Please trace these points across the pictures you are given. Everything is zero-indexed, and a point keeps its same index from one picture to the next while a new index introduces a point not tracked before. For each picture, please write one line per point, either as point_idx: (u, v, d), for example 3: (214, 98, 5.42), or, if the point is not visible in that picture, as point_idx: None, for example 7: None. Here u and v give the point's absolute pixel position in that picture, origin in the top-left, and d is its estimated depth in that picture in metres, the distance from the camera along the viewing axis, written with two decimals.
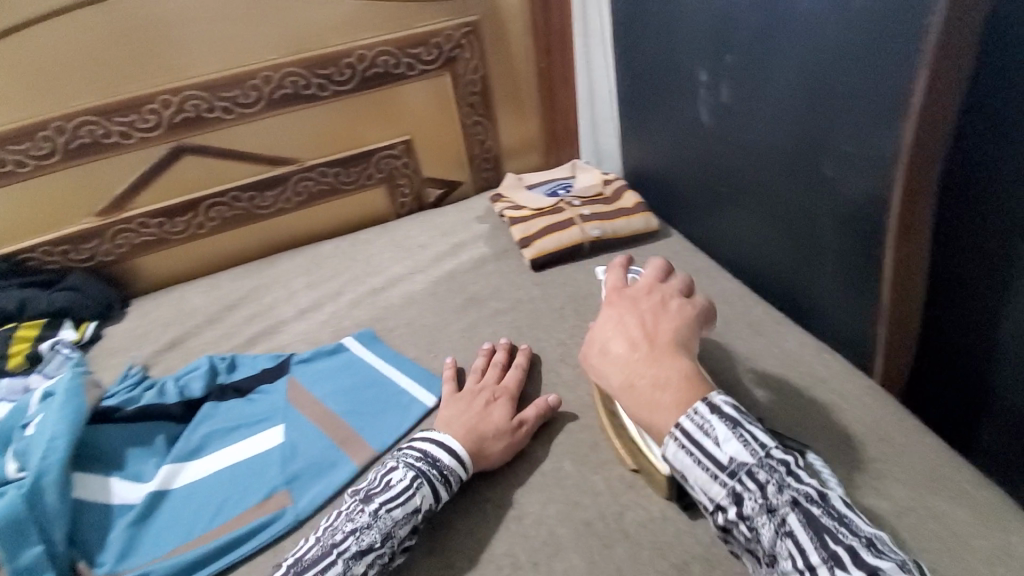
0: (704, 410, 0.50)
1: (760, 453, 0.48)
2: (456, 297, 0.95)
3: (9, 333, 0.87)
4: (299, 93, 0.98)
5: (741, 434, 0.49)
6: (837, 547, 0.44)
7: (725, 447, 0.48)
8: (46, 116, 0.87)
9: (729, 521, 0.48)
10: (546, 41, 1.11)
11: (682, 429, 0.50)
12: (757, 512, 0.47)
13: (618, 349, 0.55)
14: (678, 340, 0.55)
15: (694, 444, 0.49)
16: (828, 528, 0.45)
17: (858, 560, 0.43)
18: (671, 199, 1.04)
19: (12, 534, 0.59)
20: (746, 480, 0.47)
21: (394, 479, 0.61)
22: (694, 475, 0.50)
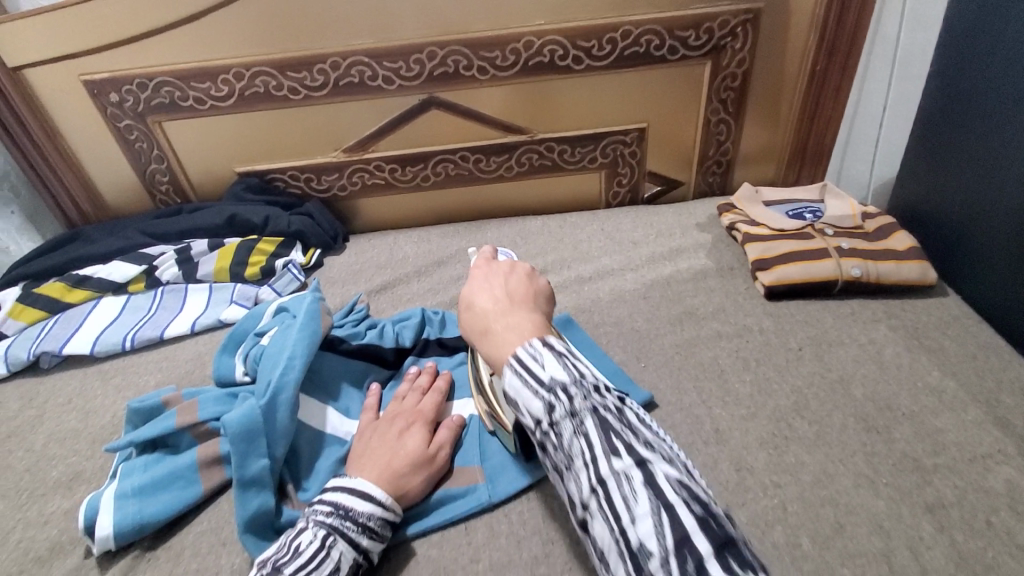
0: (539, 344, 0.49)
1: (577, 373, 0.46)
2: (672, 307, 0.85)
3: (252, 244, 0.94)
4: (554, 63, 0.94)
5: (564, 359, 0.47)
6: (617, 440, 0.42)
7: (549, 369, 0.46)
8: (326, 51, 0.91)
9: (543, 431, 0.46)
10: (830, 42, 0.94)
11: (517, 356, 0.48)
12: (559, 417, 0.45)
13: (489, 299, 0.59)
14: (531, 304, 0.59)
15: (524, 368, 0.47)
16: (615, 429, 0.43)
17: (635, 451, 0.42)
18: (962, 255, 0.84)
19: (244, 442, 0.59)
20: (561, 393, 0.45)
21: (302, 543, 0.52)
22: (523, 399, 0.47)
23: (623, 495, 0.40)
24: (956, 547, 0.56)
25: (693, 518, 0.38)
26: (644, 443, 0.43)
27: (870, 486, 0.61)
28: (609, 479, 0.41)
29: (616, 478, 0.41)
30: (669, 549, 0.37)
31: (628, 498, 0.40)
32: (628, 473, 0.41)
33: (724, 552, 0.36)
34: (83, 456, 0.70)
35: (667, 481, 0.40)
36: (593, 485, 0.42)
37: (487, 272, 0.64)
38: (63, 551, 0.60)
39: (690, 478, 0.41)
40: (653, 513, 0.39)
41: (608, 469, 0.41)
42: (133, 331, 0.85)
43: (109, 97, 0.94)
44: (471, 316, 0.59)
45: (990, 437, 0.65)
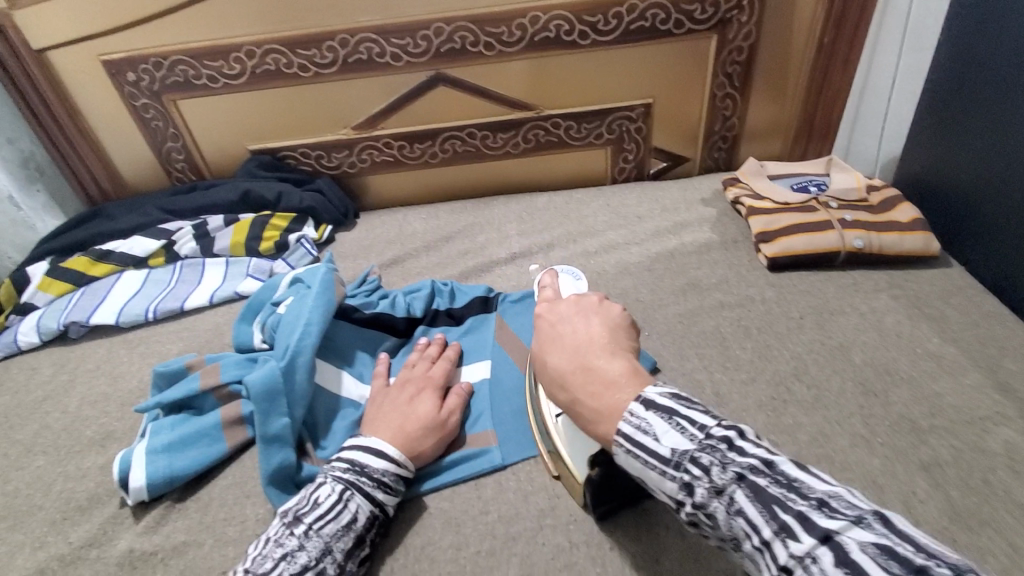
0: (639, 409, 0.45)
1: (702, 437, 0.42)
2: (676, 279, 0.87)
3: (266, 220, 0.97)
4: (560, 39, 0.95)
5: (676, 423, 0.43)
6: (780, 511, 0.36)
7: (665, 440, 0.42)
8: (334, 28, 0.92)
9: (692, 513, 0.41)
10: (839, 14, 0.94)
11: (622, 433, 0.45)
12: (705, 496, 0.40)
13: (562, 356, 0.53)
14: (614, 346, 0.52)
15: (638, 446, 0.44)
16: (775, 497, 0.37)
17: (809, 523, 0.35)
18: (969, 225, 0.85)
19: (266, 401, 0.62)
20: (694, 469, 0.41)
21: (320, 496, 0.56)
22: (654, 480, 0.43)
23: None
24: (951, 502, 0.58)
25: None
26: (815, 506, 0.36)
27: (867, 446, 0.63)
28: (791, 564, 0.34)
29: (799, 562, 0.34)
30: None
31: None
32: (813, 553, 0.34)
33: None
34: (113, 417, 0.74)
35: (863, 553, 0.32)
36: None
37: (566, 307, 0.58)
38: (100, 502, 0.64)
39: (893, 538, 0.33)
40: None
41: (784, 551, 0.35)
42: (155, 302, 0.88)
43: (126, 76, 0.96)
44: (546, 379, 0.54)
45: (988, 400, 0.67)
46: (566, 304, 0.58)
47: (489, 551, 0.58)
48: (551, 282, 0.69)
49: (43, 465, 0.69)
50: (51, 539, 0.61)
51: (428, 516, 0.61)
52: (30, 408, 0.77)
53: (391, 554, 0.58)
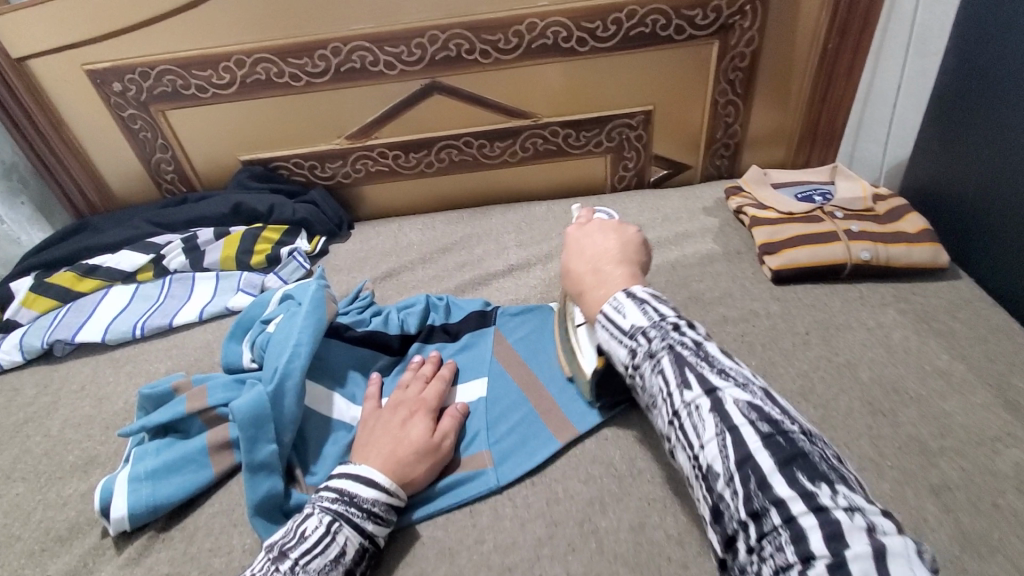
0: (622, 297, 0.54)
1: (657, 317, 0.51)
2: (678, 292, 0.85)
3: (257, 232, 0.94)
4: (558, 46, 0.93)
5: (644, 307, 0.52)
6: (690, 373, 0.47)
7: (629, 318, 0.52)
8: (326, 36, 0.90)
9: (630, 373, 0.52)
10: (843, 19, 0.92)
11: (602, 313, 0.55)
12: (641, 359, 0.50)
13: (576, 261, 0.63)
14: (622, 256, 0.62)
15: (608, 323, 0.54)
16: (690, 363, 0.47)
17: (706, 380, 0.46)
18: (977, 235, 0.83)
19: (253, 428, 0.60)
20: (641, 339, 0.51)
21: (307, 528, 0.54)
22: (610, 346, 0.54)
23: (696, 423, 0.45)
24: (961, 529, 0.56)
25: (759, 438, 0.42)
26: (717, 372, 0.47)
27: (876, 470, 0.61)
28: (683, 410, 0.46)
29: (687, 407, 0.46)
30: (732, 469, 0.42)
31: (698, 423, 0.45)
32: (699, 401, 0.45)
33: (790, 467, 0.40)
34: (96, 441, 0.71)
35: (736, 407, 0.44)
36: (670, 417, 0.47)
37: (591, 226, 0.67)
38: (80, 531, 0.62)
39: (765, 402, 0.45)
40: (719, 434, 0.43)
41: (681, 400, 0.46)
42: (142, 319, 0.86)
43: (112, 86, 0.94)
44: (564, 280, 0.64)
45: (999, 420, 0.64)
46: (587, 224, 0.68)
47: None
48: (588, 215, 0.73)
49: (23, 492, 0.67)
50: (28, 572, 0.59)
51: (419, 547, 0.59)
52: (12, 431, 0.75)
53: None
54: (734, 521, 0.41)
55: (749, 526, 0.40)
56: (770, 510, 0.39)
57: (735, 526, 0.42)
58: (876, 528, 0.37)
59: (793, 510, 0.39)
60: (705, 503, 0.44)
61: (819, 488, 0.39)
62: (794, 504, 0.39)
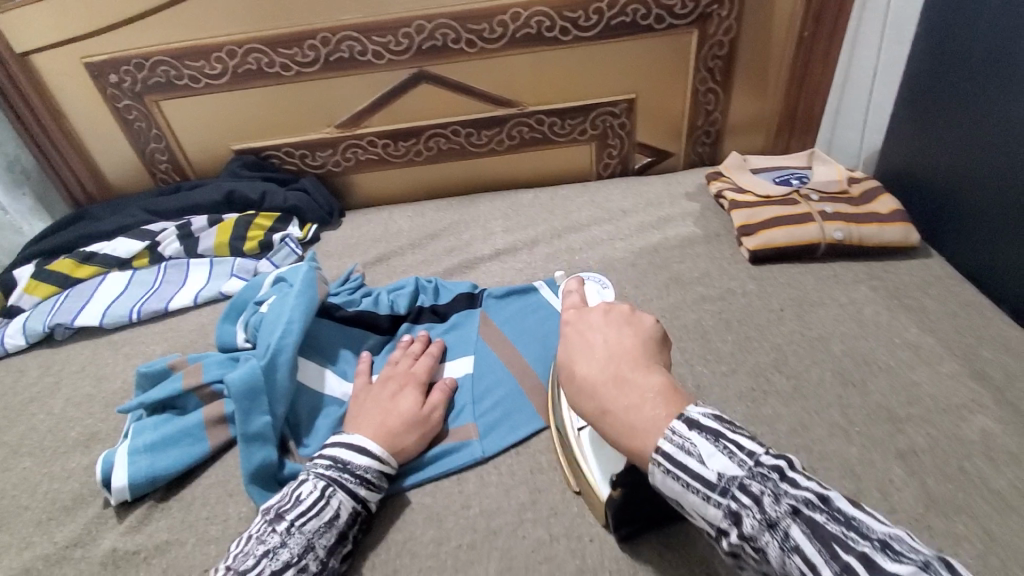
0: (682, 428, 0.43)
1: (750, 462, 0.41)
2: (659, 274, 0.87)
3: (250, 219, 0.97)
4: (541, 35, 0.95)
5: (725, 446, 0.41)
6: (840, 549, 0.36)
7: (710, 464, 0.41)
8: (315, 27, 0.92)
9: (735, 542, 0.40)
10: (818, 9, 0.95)
11: (663, 451, 0.43)
12: (754, 527, 0.39)
13: (595, 368, 0.49)
14: (647, 362, 0.49)
15: (680, 468, 0.42)
16: (834, 535, 0.36)
17: (873, 564, 0.34)
18: (948, 216, 0.86)
19: (247, 399, 0.62)
20: (742, 496, 0.39)
21: (303, 492, 0.56)
22: (696, 507, 0.41)
23: None
24: (927, 489, 0.59)
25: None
26: (873, 544, 0.36)
27: (844, 435, 0.64)
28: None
29: None
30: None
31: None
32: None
33: None
34: (98, 418, 0.74)
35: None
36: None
37: (593, 315, 0.53)
38: (84, 501, 0.64)
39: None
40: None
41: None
42: (139, 303, 0.88)
43: (108, 78, 0.96)
44: (575, 391, 0.50)
45: (965, 389, 0.68)
46: (594, 310, 0.54)
47: (470, 544, 0.59)
48: (577, 286, 0.61)
49: (29, 466, 0.69)
50: (36, 539, 0.62)
51: (409, 512, 0.62)
52: (16, 410, 0.77)
53: (373, 550, 0.59)
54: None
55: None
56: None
57: None
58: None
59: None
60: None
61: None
62: None
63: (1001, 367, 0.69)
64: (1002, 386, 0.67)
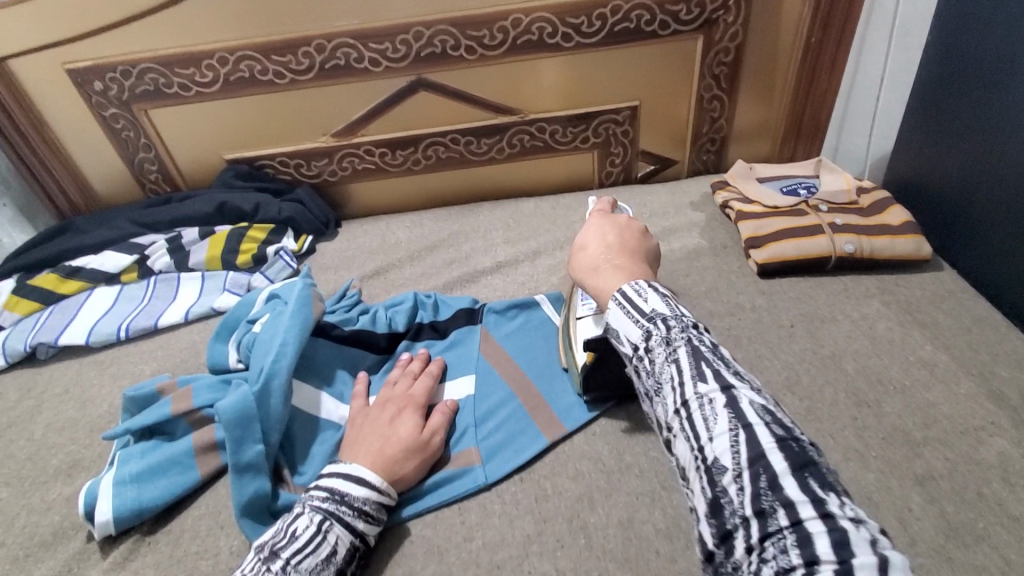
0: (644, 284, 0.51)
1: (679, 310, 0.48)
2: (665, 288, 0.85)
3: (243, 232, 0.94)
4: (543, 41, 0.93)
5: (670, 301, 0.49)
6: (708, 367, 0.43)
7: (652, 304, 0.48)
8: (311, 33, 0.89)
9: (637, 359, 0.47)
10: (826, 14, 0.93)
11: (623, 291, 0.51)
12: (654, 343, 0.46)
13: (601, 245, 0.63)
14: (637, 254, 0.62)
15: (627, 303, 0.49)
16: (707, 358, 0.44)
17: (722, 377, 0.42)
18: (959, 228, 0.83)
19: (239, 428, 0.59)
20: (660, 324, 0.47)
21: (298, 527, 0.53)
22: (622, 329, 0.49)
23: (704, 417, 0.41)
24: (944, 517, 0.57)
25: (773, 439, 0.39)
26: (734, 372, 0.43)
27: (859, 460, 0.62)
28: (693, 401, 0.42)
29: (698, 399, 0.42)
30: (742, 466, 0.38)
31: (707, 418, 0.41)
32: (712, 396, 0.41)
33: (803, 473, 0.37)
34: (81, 444, 0.71)
35: (751, 407, 0.40)
36: (676, 407, 0.43)
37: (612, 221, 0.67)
38: (67, 535, 0.61)
39: (778, 408, 0.41)
40: (732, 433, 0.39)
41: (693, 392, 0.42)
42: (126, 321, 0.85)
43: (94, 85, 0.93)
44: (580, 260, 0.63)
45: (982, 409, 0.65)
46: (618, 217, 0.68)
47: None
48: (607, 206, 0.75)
49: (8, 496, 0.66)
50: None
51: (407, 545, 0.59)
52: None
53: None
54: (735, 517, 0.37)
55: (750, 525, 0.37)
56: (778, 511, 0.36)
57: (736, 524, 0.37)
58: (881, 542, 0.34)
59: (802, 512, 0.35)
60: (701, 500, 0.40)
61: (837, 503, 0.36)
62: (811, 517, 0.35)
63: (1019, 387, 0.67)
64: (1020, 406, 0.65)
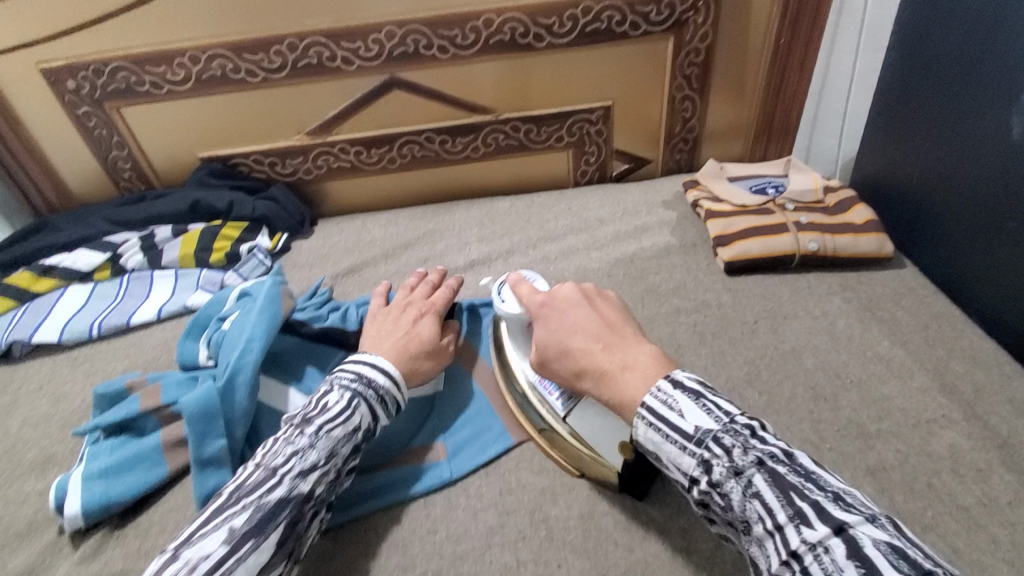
0: (667, 386, 0.52)
1: (725, 419, 0.49)
2: (635, 285, 0.86)
3: (216, 230, 0.94)
4: (515, 41, 0.94)
5: (704, 404, 0.50)
6: (798, 499, 0.43)
7: (689, 418, 0.49)
8: (282, 32, 0.90)
9: (706, 490, 0.47)
10: (794, 14, 0.94)
11: (649, 406, 0.51)
12: (723, 475, 0.46)
13: (589, 338, 0.60)
14: (623, 329, 0.61)
15: (662, 421, 0.50)
16: (793, 484, 0.44)
17: (824, 515, 0.42)
18: (920, 229, 0.86)
19: (202, 422, 0.60)
20: (714, 446, 0.47)
21: (329, 401, 0.59)
22: (673, 457, 0.49)
23: (824, 570, 0.40)
24: (897, 508, 0.58)
25: None
26: (831, 499, 0.43)
27: (816, 452, 0.64)
28: (800, 547, 0.41)
29: (810, 546, 0.41)
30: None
31: (829, 570, 0.39)
32: (826, 543, 0.40)
33: None
34: (52, 440, 0.71)
35: (876, 550, 0.39)
36: (784, 556, 0.42)
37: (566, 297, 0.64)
38: (40, 527, 0.62)
39: (901, 540, 0.40)
40: None
41: (797, 536, 0.42)
42: (100, 318, 0.85)
43: (66, 84, 0.93)
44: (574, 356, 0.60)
45: (935, 403, 0.67)
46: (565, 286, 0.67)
47: (435, 572, 0.57)
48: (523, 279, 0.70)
49: None
50: None
51: (372, 538, 0.60)
52: None
53: None
54: None
55: None
56: None
57: None
58: None
59: None
60: None
61: None
62: None
63: (972, 382, 0.69)
64: (972, 400, 0.67)
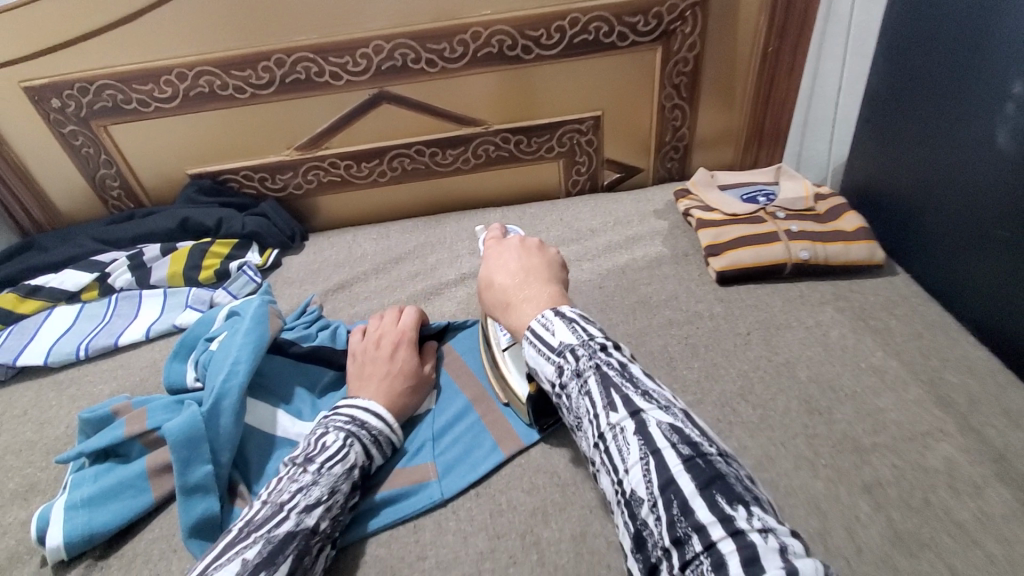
0: (551, 313, 0.55)
1: (586, 336, 0.52)
2: (627, 297, 0.86)
3: (206, 247, 0.94)
4: (503, 53, 0.93)
5: (574, 325, 0.53)
6: (615, 393, 0.48)
7: (558, 334, 0.53)
8: (269, 48, 0.89)
9: (558, 392, 0.52)
10: (781, 21, 0.94)
11: (531, 329, 0.55)
12: (568, 377, 0.51)
13: (505, 277, 0.64)
14: (546, 275, 0.63)
15: (537, 340, 0.54)
16: (614, 383, 0.48)
17: (629, 403, 0.47)
18: (911, 237, 0.86)
19: (186, 448, 0.59)
20: (569, 355, 0.51)
21: (328, 440, 0.58)
22: (540, 367, 0.54)
23: (618, 449, 0.45)
24: (892, 525, 0.58)
25: (679, 460, 0.43)
26: (641, 394, 0.47)
27: (811, 468, 0.63)
28: (608, 432, 0.47)
29: (613, 429, 0.46)
30: (655, 494, 0.42)
31: (620, 450, 0.45)
32: (622, 425, 0.46)
33: (710, 490, 0.41)
34: (37, 467, 0.70)
35: (658, 429, 0.45)
36: (596, 440, 0.48)
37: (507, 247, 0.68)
38: (22, 559, 0.61)
39: (685, 423, 0.45)
40: (641, 458, 0.44)
41: (606, 422, 0.47)
42: (87, 340, 0.85)
43: (51, 103, 0.92)
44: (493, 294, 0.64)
45: (930, 416, 0.67)
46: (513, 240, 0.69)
47: None
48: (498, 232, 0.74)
49: None
50: None
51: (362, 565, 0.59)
52: None
53: None
54: (658, 550, 0.41)
55: (671, 555, 0.40)
56: (692, 537, 0.39)
57: (660, 554, 0.41)
58: (789, 550, 0.37)
59: (713, 535, 0.38)
60: (627, 532, 0.44)
61: (742, 514, 0.39)
62: (713, 527, 0.39)
63: (965, 393, 0.69)
64: (966, 412, 0.67)
